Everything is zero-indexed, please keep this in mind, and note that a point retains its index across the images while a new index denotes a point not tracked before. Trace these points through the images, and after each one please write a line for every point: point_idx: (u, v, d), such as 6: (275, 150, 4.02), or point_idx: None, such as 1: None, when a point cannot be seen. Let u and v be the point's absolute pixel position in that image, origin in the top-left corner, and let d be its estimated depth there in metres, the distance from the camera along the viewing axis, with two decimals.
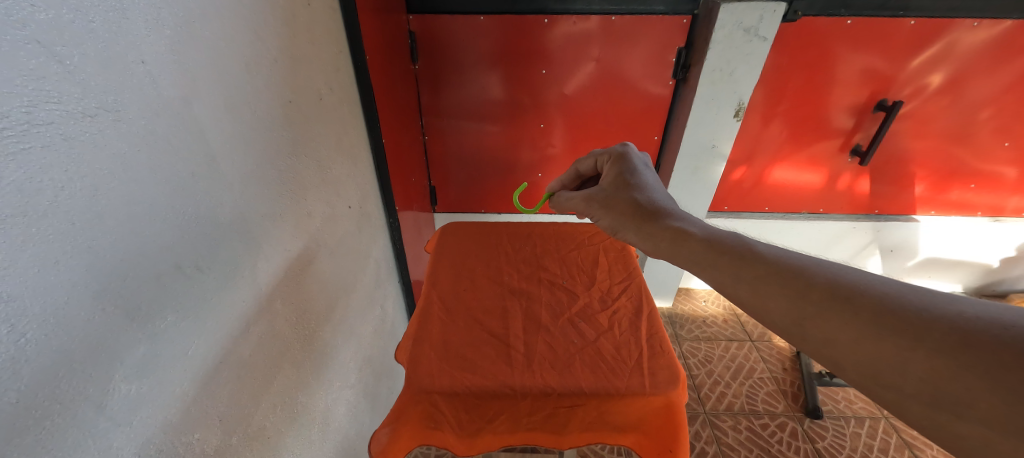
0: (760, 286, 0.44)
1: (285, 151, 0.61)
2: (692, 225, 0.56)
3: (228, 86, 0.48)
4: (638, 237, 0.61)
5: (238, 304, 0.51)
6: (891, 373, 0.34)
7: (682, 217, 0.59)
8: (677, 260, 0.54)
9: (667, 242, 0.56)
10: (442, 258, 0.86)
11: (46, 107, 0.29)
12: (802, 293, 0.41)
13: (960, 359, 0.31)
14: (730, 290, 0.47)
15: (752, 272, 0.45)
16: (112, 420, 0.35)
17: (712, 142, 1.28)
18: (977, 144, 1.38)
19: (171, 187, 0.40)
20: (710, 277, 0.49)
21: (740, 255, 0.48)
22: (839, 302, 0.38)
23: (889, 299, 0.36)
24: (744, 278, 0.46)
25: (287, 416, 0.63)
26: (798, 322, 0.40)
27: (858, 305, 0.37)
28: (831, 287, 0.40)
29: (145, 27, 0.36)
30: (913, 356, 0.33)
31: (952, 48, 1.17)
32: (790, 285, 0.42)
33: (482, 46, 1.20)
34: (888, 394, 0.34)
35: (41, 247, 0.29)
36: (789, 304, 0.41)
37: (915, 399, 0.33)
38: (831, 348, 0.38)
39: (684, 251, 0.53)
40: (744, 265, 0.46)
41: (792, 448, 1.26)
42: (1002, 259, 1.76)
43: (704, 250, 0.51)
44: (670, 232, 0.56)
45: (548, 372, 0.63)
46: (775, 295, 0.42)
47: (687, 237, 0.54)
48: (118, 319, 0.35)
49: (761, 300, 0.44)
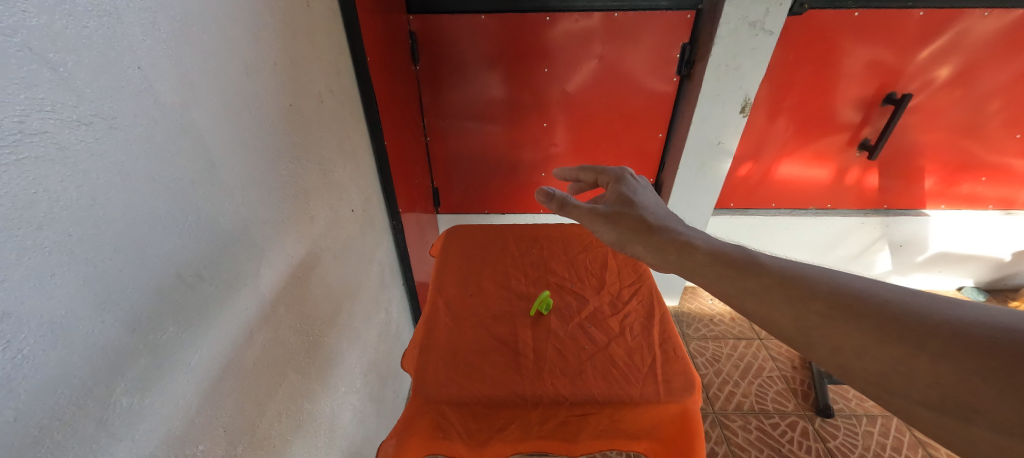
0: (764, 296, 0.42)
1: (286, 157, 0.60)
2: (697, 237, 0.55)
3: (226, 92, 0.47)
4: (649, 252, 0.58)
5: (240, 313, 0.50)
6: (898, 380, 0.32)
7: (687, 230, 0.58)
8: (684, 273, 0.53)
9: (674, 254, 0.54)
10: (448, 264, 0.85)
11: (39, 116, 0.28)
12: (804, 302, 0.39)
13: (963, 365, 0.29)
14: (733, 300, 0.45)
15: (756, 281, 0.44)
16: (115, 435, 0.34)
17: (718, 139, 1.26)
18: (987, 136, 1.35)
19: (170, 195, 0.39)
20: (714, 286, 0.48)
21: (745, 269, 0.46)
22: (841, 310, 0.37)
23: (891, 305, 0.35)
24: (747, 289, 0.44)
25: (293, 423, 0.63)
26: (802, 331, 0.39)
27: (861, 313, 0.36)
28: (833, 295, 0.38)
29: (141, 31, 0.36)
30: (919, 363, 0.31)
31: (962, 38, 1.15)
32: (793, 294, 0.40)
33: (483, 45, 1.19)
34: (896, 401, 0.33)
35: (37, 261, 0.28)
36: (793, 314, 0.39)
37: (923, 405, 0.31)
38: (837, 356, 0.36)
39: (691, 264, 0.51)
40: (749, 275, 0.45)
41: (803, 448, 1.24)
42: (1015, 253, 1.72)
43: (709, 264, 0.49)
44: (677, 245, 0.55)
45: (558, 380, 0.62)
46: (778, 305, 0.41)
47: (692, 250, 0.53)
48: (119, 331, 0.35)
49: (766, 311, 0.42)
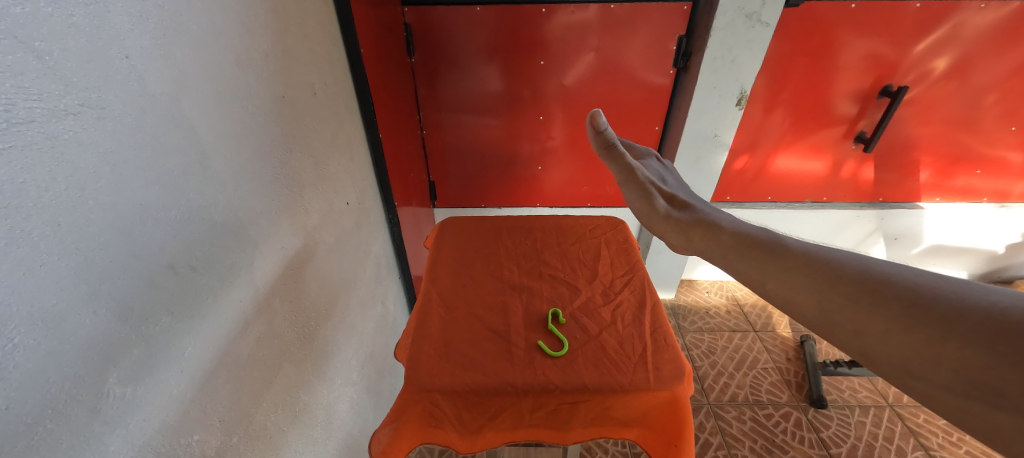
0: (788, 278, 0.42)
1: (279, 149, 0.59)
2: (723, 219, 0.58)
3: (217, 82, 0.47)
4: (675, 234, 0.63)
5: (235, 304, 0.50)
6: (923, 364, 0.31)
7: (714, 213, 0.62)
8: (707, 251, 0.55)
9: (700, 235, 0.57)
10: (442, 255, 0.85)
11: (26, 105, 0.28)
12: (830, 284, 0.39)
13: (992, 349, 0.28)
14: (758, 284, 0.46)
15: (780, 264, 0.44)
16: (109, 424, 0.35)
17: (714, 132, 1.26)
18: (982, 129, 1.36)
19: (161, 186, 0.39)
20: (738, 271, 0.49)
21: (768, 248, 0.47)
22: (869, 293, 0.36)
23: (920, 291, 0.34)
24: (772, 271, 0.45)
25: (289, 415, 0.63)
26: (825, 313, 0.38)
27: (889, 296, 0.35)
28: (861, 280, 0.38)
29: (128, 20, 0.35)
30: (944, 346, 0.31)
31: (959, 30, 1.15)
32: (819, 277, 0.40)
33: (480, 37, 1.18)
34: (919, 386, 0.31)
35: (26, 250, 0.28)
36: (818, 296, 0.39)
37: (946, 390, 0.30)
38: (860, 340, 0.36)
39: (716, 245, 0.54)
40: (774, 257, 0.46)
41: (796, 438, 1.25)
42: (1008, 245, 1.73)
43: (733, 244, 0.51)
44: (702, 226, 0.58)
45: (549, 368, 0.62)
46: (803, 288, 0.41)
47: (718, 231, 0.55)
48: (111, 321, 0.35)
49: (789, 294, 0.42)
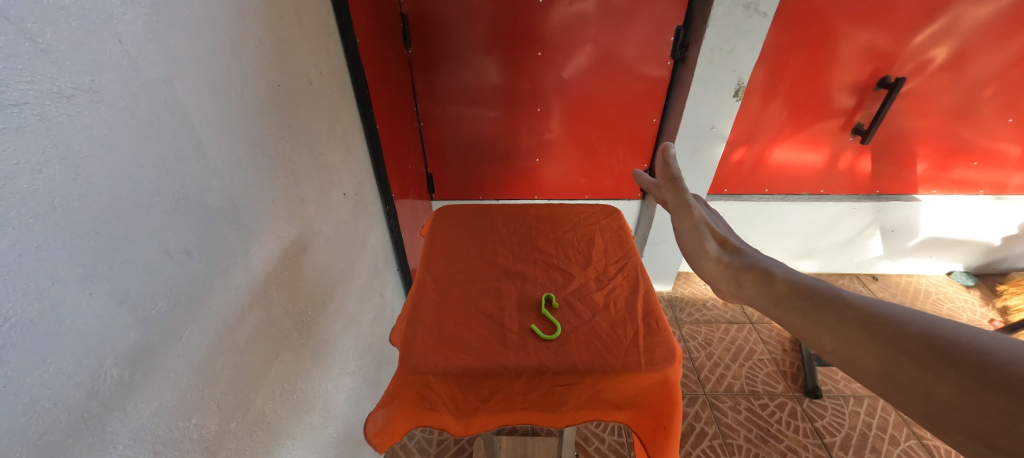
0: (848, 335, 0.43)
1: (274, 137, 0.60)
2: (775, 267, 0.57)
3: (210, 67, 0.47)
4: (723, 278, 0.62)
5: (231, 290, 0.51)
6: (1004, 435, 0.32)
7: (765, 259, 0.60)
8: (759, 299, 0.55)
9: (751, 281, 0.57)
10: (437, 243, 0.85)
11: (19, 87, 0.28)
12: (893, 342, 0.40)
13: None
14: (814, 337, 0.46)
15: (838, 318, 0.45)
16: (107, 405, 0.35)
17: (712, 123, 1.26)
18: (979, 122, 1.36)
19: (156, 171, 0.39)
20: (790, 321, 0.49)
21: (822, 303, 0.48)
22: (937, 355, 0.37)
23: (991, 356, 0.35)
24: (828, 324, 0.45)
25: (287, 402, 0.64)
26: (889, 372, 0.39)
27: (957, 358, 0.36)
28: (926, 340, 0.39)
29: (121, 4, 0.35)
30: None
31: (957, 21, 1.14)
32: (882, 335, 0.41)
33: (477, 29, 1.18)
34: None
35: (22, 231, 0.29)
36: (879, 355, 0.40)
37: None
38: (929, 403, 0.36)
39: (769, 292, 0.54)
40: (830, 311, 0.46)
41: (791, 427, 1.27)
42: (1004, 238, 1.73)
43: (787, 293, 0.51)
44: (753, 273, 0.58)
45: (542, 351, 0.63)
46: (863, 344, 0.42)
47: (770, 278, 0.55)
48: (107, 304, 0.35)
49: (847, 350, 0.43)
